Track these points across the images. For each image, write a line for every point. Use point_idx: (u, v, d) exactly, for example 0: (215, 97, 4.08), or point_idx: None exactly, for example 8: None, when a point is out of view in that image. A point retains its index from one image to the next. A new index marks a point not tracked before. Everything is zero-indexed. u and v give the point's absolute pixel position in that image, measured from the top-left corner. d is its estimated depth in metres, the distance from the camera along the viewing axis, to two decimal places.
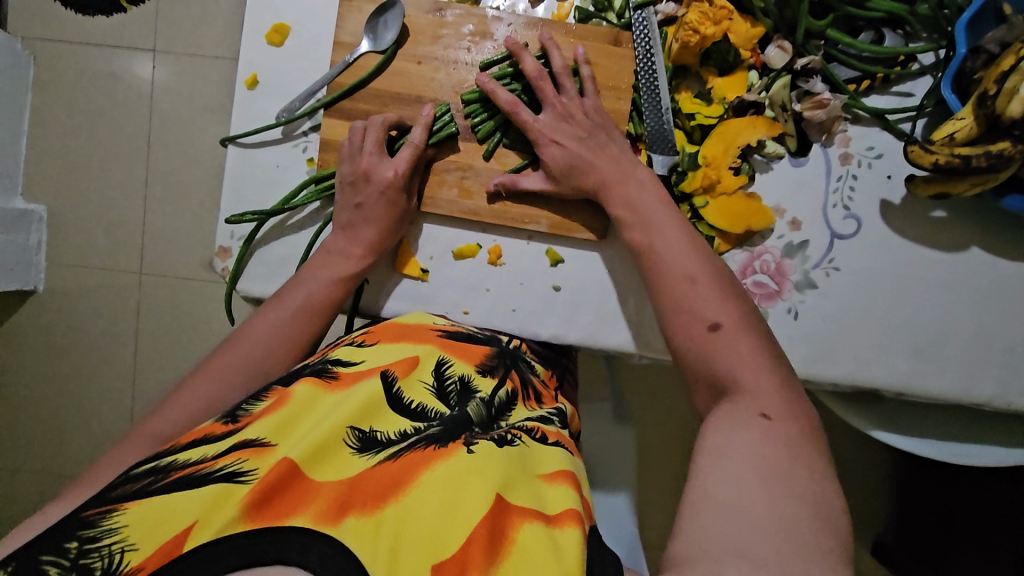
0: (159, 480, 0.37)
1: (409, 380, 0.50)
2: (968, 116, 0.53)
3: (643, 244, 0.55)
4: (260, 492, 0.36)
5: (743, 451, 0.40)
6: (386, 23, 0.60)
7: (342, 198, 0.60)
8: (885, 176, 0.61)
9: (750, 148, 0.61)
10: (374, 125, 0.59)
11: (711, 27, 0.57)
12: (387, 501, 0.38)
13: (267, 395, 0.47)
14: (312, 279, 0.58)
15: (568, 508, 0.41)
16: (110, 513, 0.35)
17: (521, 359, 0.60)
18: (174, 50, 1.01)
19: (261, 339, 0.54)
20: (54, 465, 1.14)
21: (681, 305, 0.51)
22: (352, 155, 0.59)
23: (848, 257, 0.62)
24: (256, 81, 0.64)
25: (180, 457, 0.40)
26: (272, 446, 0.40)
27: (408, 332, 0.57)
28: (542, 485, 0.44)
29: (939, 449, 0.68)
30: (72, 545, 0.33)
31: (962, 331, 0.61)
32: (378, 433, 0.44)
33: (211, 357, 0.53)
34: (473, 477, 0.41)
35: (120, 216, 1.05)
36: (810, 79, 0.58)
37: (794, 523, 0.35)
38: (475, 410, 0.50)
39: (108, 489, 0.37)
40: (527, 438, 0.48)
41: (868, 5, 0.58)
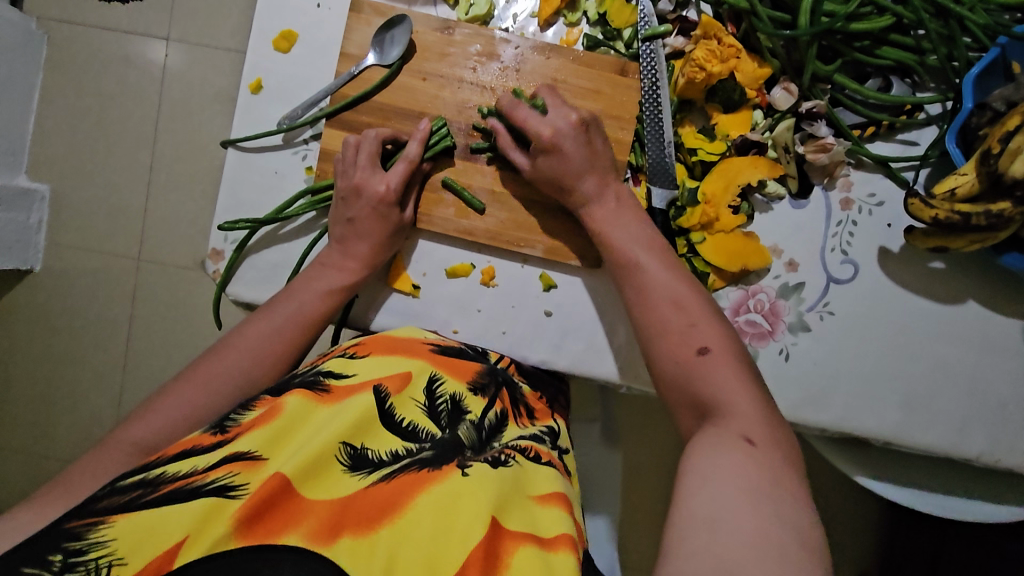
0: (148, 493, 0.36)
1: (401, 397, 0.49)
2: (971, 172, 0.52)
3: (631, 261, 0.54)
4: (252, 506, 0.36)
5: (730, 471, 0.37)
6: (392, 38, 0.60)
7: (335, 211, 0.59)
8: (885, 224, 0.61)
9: (750, 187, 0.61)
10: (367, 140, 0.58)
11: (717, 65, 0.57)
12: (381, 522, 0.38)
13: (256, 405, 0.46)
14: (304, 289, 0.57)
15: (563, 532, 0.40)
16: (97, 526, 0.34)
17: (511, 377, 0.59)
18: (188, 39, 1.01)
19: (248, 346, 0.54)
20: (40, 446, 1.13)
21: (664, 328, 0.50)
22: (345, 170, 0.59)
23: (843, 302, 0.62)
24: (260, 86, 0.63)
25: (169, 469, 0.39)
26: (264, 461, 0.39)
27: (402, 345, 0.56)
28: (537, 507, 0.43)
29: (923, 499, 0.68)
30: (57, 558, 0.33)
31: (955, 385, 0.61)
32: (369, 451, 0.43)
33: (197, 362, 0.53)
34: (468, 496, 0.40)
35: (122, 201, 1.05)
36: (814, 123, 0.57)
37: (787, 542, 0.33)
38: (466, 433, 0.48)
39: (93, 499, 0.36)
40: (521, 458, 0.48)
41: (877, 52, 0.58)
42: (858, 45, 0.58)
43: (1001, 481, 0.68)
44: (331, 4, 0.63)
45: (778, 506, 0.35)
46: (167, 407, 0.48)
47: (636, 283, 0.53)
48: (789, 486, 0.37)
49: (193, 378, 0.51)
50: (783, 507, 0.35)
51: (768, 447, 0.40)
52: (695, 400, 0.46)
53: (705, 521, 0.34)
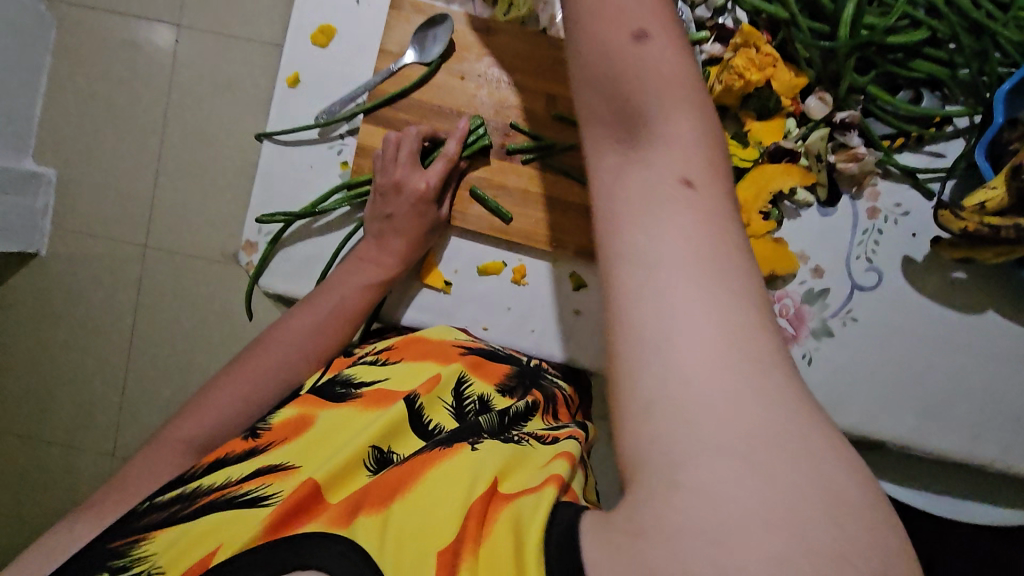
0: (183, 507, 0.39)
1: (431, 398, 0.49)
2: (1000, 186, 0.53)
3: (637, 35, 0.33)
4: (279, 510, 0.36)
5: (688, 339, 0.27)
6: (434, 36, 0.61)
7: (372, 208, 0.60)
8: (910, 233, 0.62)
9: (780, 194, 0.62)
10: (408, 138, 0.59)
11: (755, 73, 0.58)
12: (395, 497, 0.37)
13: (285, 412, 0.48)
14: (342, 282, 0.58)
15: (557, 476, 0.36)
16: (139, 542, 0.37)
17: (540, 378, 0.59)
18: (200, 25, 1.01)
19: (287, 337, 0.54)
20: (44, 431, 1.13)
21: (647, 109, 0.33)
22: (385, 166, 0.59)
23: (866, 309, 0.63)
24: (297, 80, 0.64)
25: (204, 481, 0.41)
26: (295, 469, 0.41)
27: (432, 349, 0.57)
28: (539, 466, 0.39)
29: (930, 501, 0.70)
30: (105, 575, 0.35)
31: (972, 393, 0.63)
32: (394, 454, 0.44)
33: (242, 352, 0.54)
34: (475, 464, 0.38)
35: (133, 188, 1.05)
36: (847, 133, 0.59)
37: (775, 422, 0.25)
38: (487, 419, 0.48)
39: (134, 516, 0.39)
40: (536, 442, 0.45)
41: (910, 65, 0.59)
42: (892, 56, 0.59)
43: (1011, 487, 0.70)
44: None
45: (756, 394, 0.25)
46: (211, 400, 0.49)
47: (597, 61, 0.33)
48: (771, 380, 0.26)
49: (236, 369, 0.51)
50: (762, 387, 0.26)
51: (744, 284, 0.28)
52: (637, 127, 0.33)
53: (663, 339, 0.27)
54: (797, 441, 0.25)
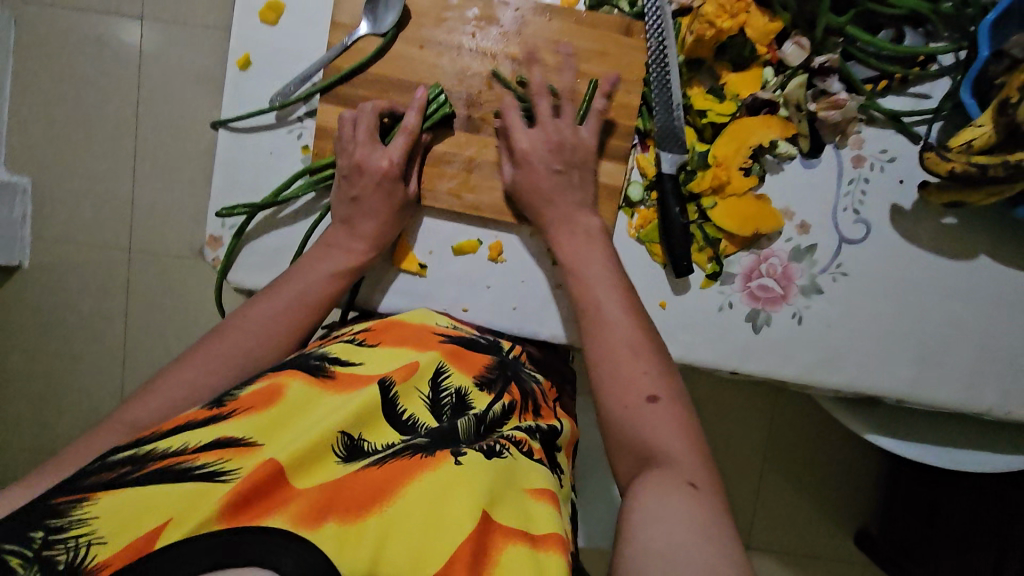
0: (136, 471, 0.36)
1: (407, 386, 0.48)
2: (987, 123, 0.51)
3: (605, 361, 0.50)
4: (240, 491, 0.35)
5: (674, 498, 0.38)
6: (386, 3, 0.57)
7: (338, 192, 0.58)
8: (897, 180, 0.60)
9: (762, 148, 0.59)
10: (365, 113, 0.57)
11: (727, 20, 0.55)
12: (373, 510, 0.37)
13: (255, 381, 0.45)
14: (309, 267, 0.56)
15: (554, 532, 0.40)
16: (79, 504, 0.34)
17: (518, 369, 0.57)
18: (163, 17, 0.97)
19: (255, 327, 0.52)
20: (40, 443, 1.12)
21: (622, 383, 0.48)
22: (345, 146, 0.57)
23: (856, 262, 0.61)
24: (249, 62, 0.61)
25: (160, 446, 0.38)
26: (258, 446, 0.39)
27: (411, 334, 0.55)
28: (529, 499, 0.42)
29: (933, 453, 0.69)
30: (38, 535, 0.32)
31: (968, 340, 0.61)
32: (366, 443, 0.43)
33: (198, 343, 0.51)
34: (461, 487, 0.39)
35: (107, 190, 1.02)
36: (826, 79, 0.57)
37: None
38: (464, 426, 0.46)
39: (80, 476, 0.36)
40: (515, 451, 0.46)
41: (891, 1, 0.56)
42: None
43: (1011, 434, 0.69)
44: None
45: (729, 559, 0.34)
46: (175, 397, 0.47)
47: (604, 362, 0.50)
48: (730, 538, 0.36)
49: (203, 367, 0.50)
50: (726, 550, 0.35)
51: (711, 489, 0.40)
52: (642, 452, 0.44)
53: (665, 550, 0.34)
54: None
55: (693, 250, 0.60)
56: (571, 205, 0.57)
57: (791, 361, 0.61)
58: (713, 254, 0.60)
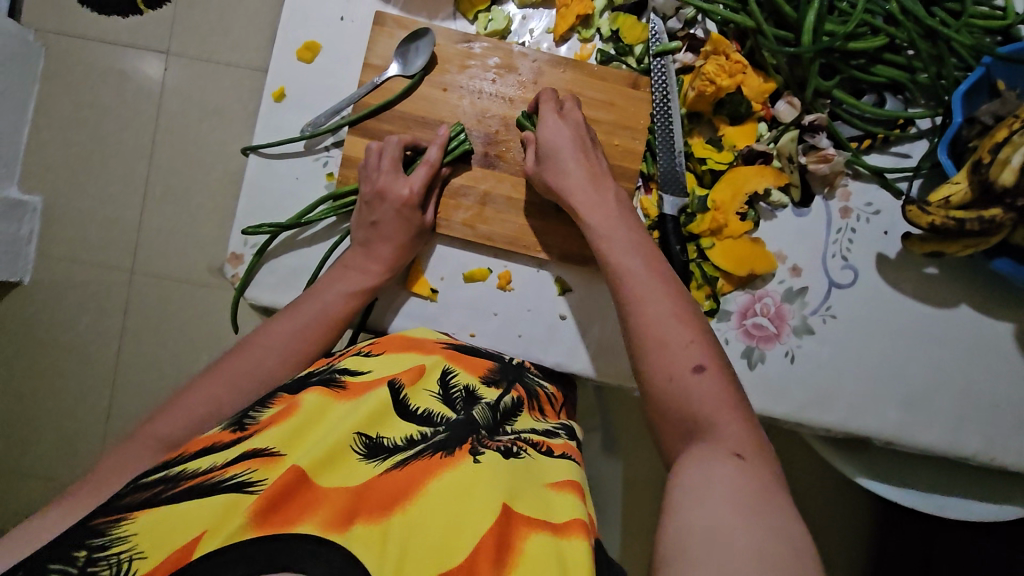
0: (169, 489, 0.38)
1: (415, 388, 0.50)
2: (963, 180, 0.56)
3: (647, 327, 0.49)
4: (268, 498, 0.37)
5: (719, 474, 0.39)
6: (416, 49, 0.63)
7: (358, 216, 0.61)
8: (881, 231, 0.64)
9: (756, 195, 0.64)
10: (391, 146, 0.61)
11: (726, 79, 0.60)
12: (395, 508, 0.39)
13: (274, 403, 0.47)
14: (327, 286, 0.59)
15: (576, 518, 0.41)
16: (118, 522, 0.36)
17: (524, 373, 0.61)
18: (187, 54, 1.03)
19: (272, 342, 0.55)
20: (22, 463, 1.10)
21: (662, 343, 0.48)
22: (369, 174, 0.61)
23: (845, 305, 0.64)
24: (283, 95, 0.65)
25: (190, 466, 0.40)
26: (282, 456, 0.40)
27: (415, 344, 0.57)
28: (551, 494, 0.44)
29: (923, 499, 0.70)
30: (81, 554, 0.34)
31: (951, 385, 0.64)
32: (385, 440, 0.45)
33: (220, 360, 0.54)
34: (479, 486, 0.41)
35: (117, 213, 1.05)
36: (816, 135, 0.61)
37: (786, 555, 0.34)
38: (480, 414, 0.50)
39: (117, 497, 0.38)
40: (532, 451, 0.48)
41: (872, 70, 0.62)
42: (855, 62, 0.62)
43: (1000, 482, 0.70)
44: (354, 18, 0.66)
45: (774, 531, 0.35)
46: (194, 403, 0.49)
47: (643, 327, 0.49)
48: (780, 509, 0.37)
49: (220, 375, 0.52)
50: (778, 528, 0.36)
51: (754, 457, 0.41)
52: (683, 422, 0.45)
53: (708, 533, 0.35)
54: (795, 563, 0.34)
55: (692, 287, 0.64)
56: (590, 178, 0.58)
57: (783, 399, 0.64)
58: (710, 292, 0.64)
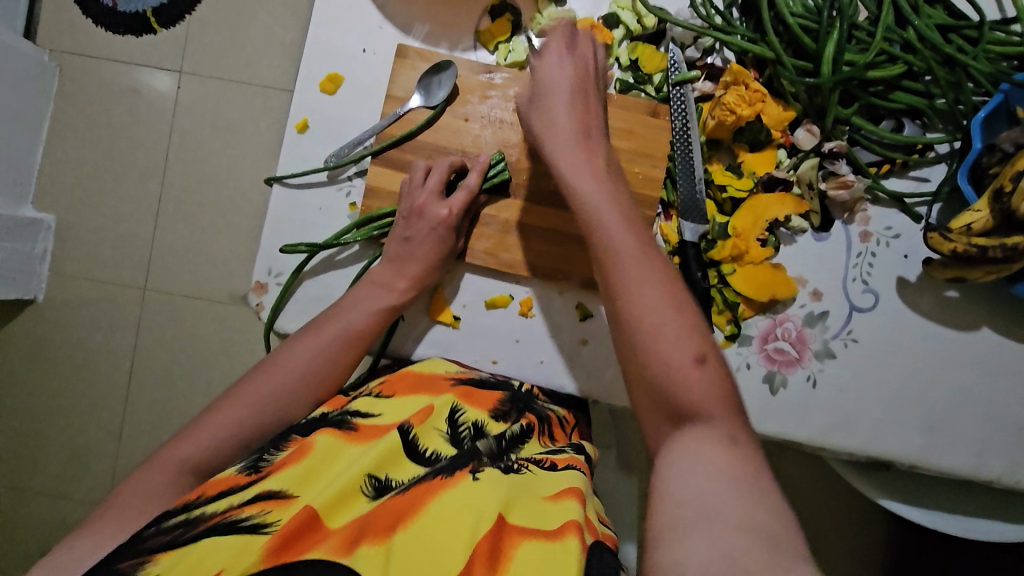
0: (188, 531, 0.39)
1: (424, 428, 0.50)
2: (984, 209, 0.56)
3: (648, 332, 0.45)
4: (279, 539, 0.38)
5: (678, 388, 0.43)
6: (439, 82, 0.64)
7: (394, 231, 0.62)
8: (902, 255, 0.64)
9: (776, 221, 0.64)
10: (440, 166, 0.62)
11: (746, 109, 0.61)
12: (398, 528, 0.40)
13: (288, 444, 0.48)
14: (348, 308, 0.59)
15: (570, 519, 0.39)
16: (142, 565, 0.37)
17: (533, 403, 0.61)
18: (201, 73, 1.04)
19: (297, 366, 0.55)
20: (34, 480, 1.11)
21: (639, 311, 0.45)
22: (410, 190, 0.62)
23: (865, 329, 0.65)
24: (306, 125, 0.66)
25: (207, 506, 0.41)
26: (295, 497, 0.42)
27: (426, 381, 0.58)
28: (550, 504, 0.42)
29: (943, 519, 0.70)
30: None
31: (973, 410, 0.64)
32: (392, 481, 0.45)
33: (244, 377, 0.55)
34: (477, 499, 0.42)
35: (131, 231, 1.06)
36: (836, 162, 0.61)
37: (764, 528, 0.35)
38: (485, 444, 0.50)
39: (139, 539, 0.39)
40: (536, 468, 0.48)
41: (890, 96, 0.62)
42: (873, 90, 0.62)
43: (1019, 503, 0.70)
44: (374, 49, 0.67)
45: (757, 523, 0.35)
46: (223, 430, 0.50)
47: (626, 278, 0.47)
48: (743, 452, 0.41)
49: (246, 393, 0.53)
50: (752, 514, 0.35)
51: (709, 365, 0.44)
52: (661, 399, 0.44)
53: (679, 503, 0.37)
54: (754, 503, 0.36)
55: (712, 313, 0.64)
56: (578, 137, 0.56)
57: (805, 424, 0.64)
58: (731, 317, 0.64)
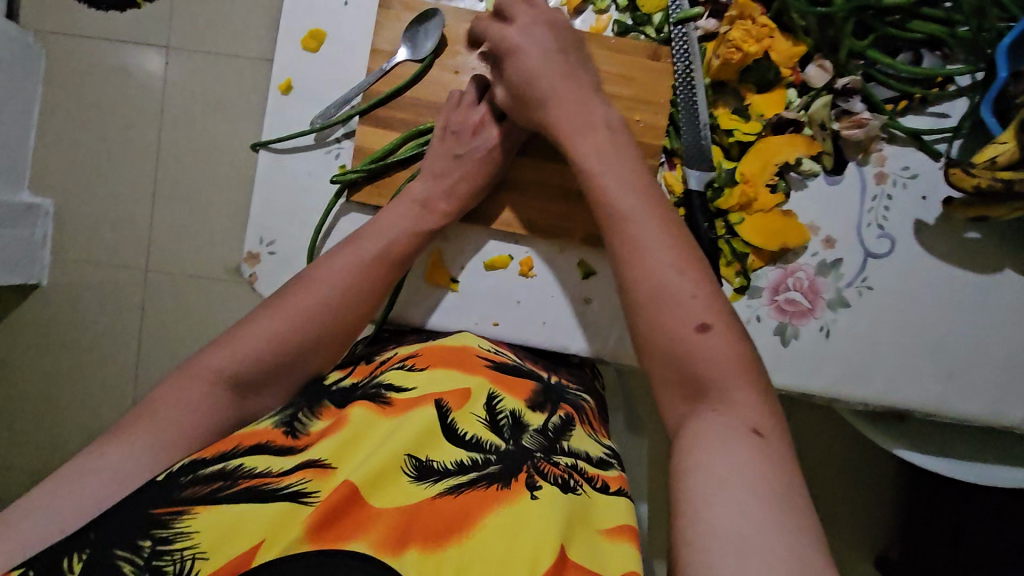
0: (228, 488, 0.39)
1: (463, 412, 0.47)
2: (1009, 141, 0.52)
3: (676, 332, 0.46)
4: (321, 516, 0.37)
5: (715, 417, 0.42)
6: (425, 31, 0.61)
7: (441, 145, 0.60)
8: (919, 197, 0.61)
9: (787, 165, 0.61)
10: (498, 84, 0.61)
11: (753, 45, 0.58)
12: (448, 538, 0.38)
13: (323, 415, 0.49)
14: (327, 276, 0.54)
15: (630, 574, 0.40)
16: (180, 516, 0.38)
17: (567, 394, 0.57)
18: (188, 47, 1.00)
19: (334, 280, 0.54)
20: (52, 463, 1.12)
21: (663, 295, 0.47)
22: (461, 108, 0.61)
23: (881, 276, 0.62)
24: (290, 86, 0.63)
25: (245, 463, 0.42)
26: (334, 470, 0.41)
27: (460, 359, 0.54)
28: (603, 543, 0.42)
29: (964, 469, 0.69)
30: (147, 544, 0.36)
31: (993, 357, 0.62)
32: (433, 463, 0.43)
33: (282, 290, 0.54)
34: (535, 518, 0.40)
35: (129, 213, 1.04)
36: (849, 98, 0.58)
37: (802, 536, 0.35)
38: (531, 442, 0.47)
39: (178, 484, 0.40)
40: (588, 488, 0.46)
41: (908, 26, 0.58)
42: (889, 19, 0.58)
43: None
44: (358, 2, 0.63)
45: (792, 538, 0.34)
46: (216, 396, 0.48)
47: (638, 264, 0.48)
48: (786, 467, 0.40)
49: (285, 306, 0.52)
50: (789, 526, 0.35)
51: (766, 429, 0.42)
52: (686, 382, 0.45)
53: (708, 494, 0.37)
54: (788, 512, 0.36)
55: (721, 264, 0.62)
56: (583, 87, 0.55)
57: (817, 375, 0.62)
58: (741, 269, 0.62)
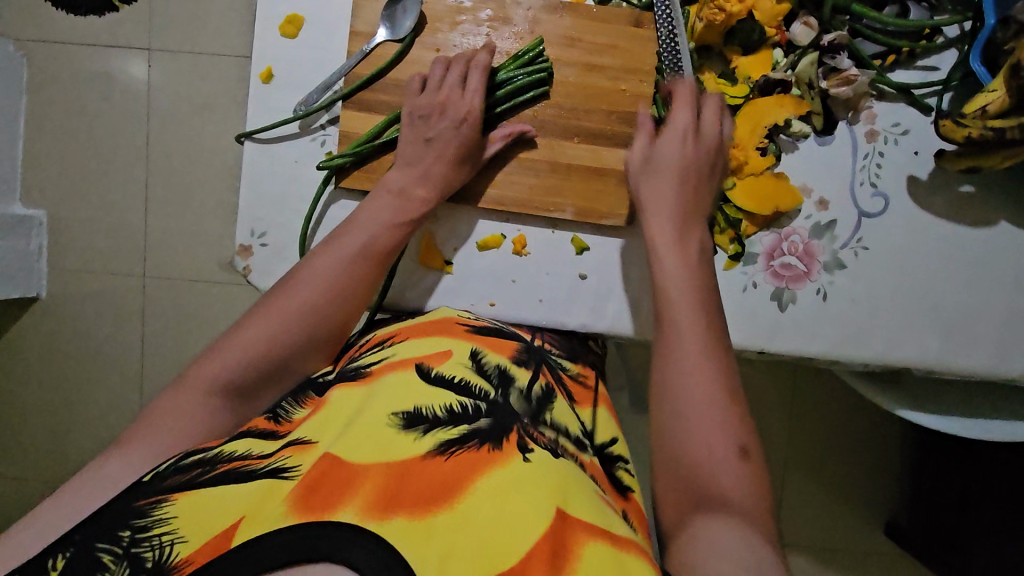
0: (207, 472, 0.40)
1: (448, 367, 0.49)
2: (1000, 87, 0.52)
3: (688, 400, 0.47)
4: (306, 487, 0.37)
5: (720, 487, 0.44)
6: (404, 8, 0.60)
7: (411, 129, 0.59)
8: (911, 152, 0.61)
9: (776, 127, 0.60)
10: (463, 58, 0.59)
11: (736, 5, 0.56)
12: (443, 501, 0.37)
13: (306, 401, 0.50)
14: (312, 275, 0.53)
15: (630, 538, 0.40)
16: (159, 503, 0.38)
17: (549, 355, 0.58)
18: (170, 48, 0.99)
19: (319, 278, 0.53)
20: (64, 472, 1.13)
21: (680, 370, 0.49)
22: (431, 87, 0.58)
23: (876, 236, 0.62)
24: (270, 75, 0.63)
25: (225, 449, 0.42)
26: (315, 444, 0.42)
27: (439, 326, 0.55)
28: (598, 501, 0.42)
29: (968, 425, 0.68)
30: (125, 533, 0.36)
31: (994, 310, 0.61)
32: (421, 414, 0.44)
33: (268, 296, 0.53)
34: (530, 482, 0.39)
35: (123, 219, 1.04)
36: (837, 55, 0.58)
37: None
38: (517, 400, 0.48)
39: (158, 475, 0.40)
40: (567, 443, 0.47)
41: None
42: None
43: None
44: None
45: None
46: (216, 383, 0.48)
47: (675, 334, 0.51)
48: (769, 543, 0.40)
49: (273, 311, 0.51)
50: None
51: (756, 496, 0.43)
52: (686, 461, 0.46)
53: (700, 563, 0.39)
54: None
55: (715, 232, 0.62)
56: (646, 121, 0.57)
57: (817, 339, 0.62)
58: (734, 235, 0.62)
